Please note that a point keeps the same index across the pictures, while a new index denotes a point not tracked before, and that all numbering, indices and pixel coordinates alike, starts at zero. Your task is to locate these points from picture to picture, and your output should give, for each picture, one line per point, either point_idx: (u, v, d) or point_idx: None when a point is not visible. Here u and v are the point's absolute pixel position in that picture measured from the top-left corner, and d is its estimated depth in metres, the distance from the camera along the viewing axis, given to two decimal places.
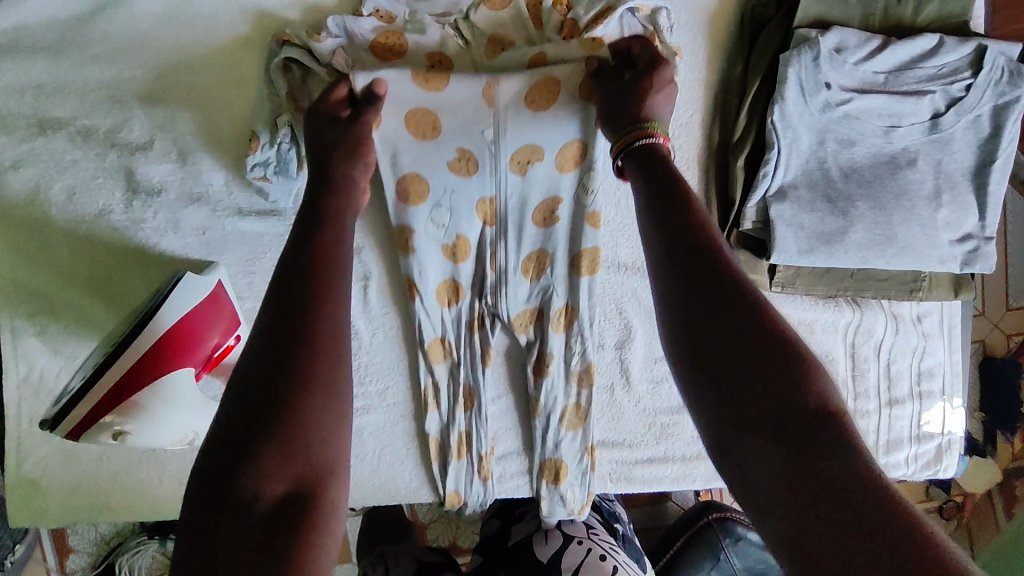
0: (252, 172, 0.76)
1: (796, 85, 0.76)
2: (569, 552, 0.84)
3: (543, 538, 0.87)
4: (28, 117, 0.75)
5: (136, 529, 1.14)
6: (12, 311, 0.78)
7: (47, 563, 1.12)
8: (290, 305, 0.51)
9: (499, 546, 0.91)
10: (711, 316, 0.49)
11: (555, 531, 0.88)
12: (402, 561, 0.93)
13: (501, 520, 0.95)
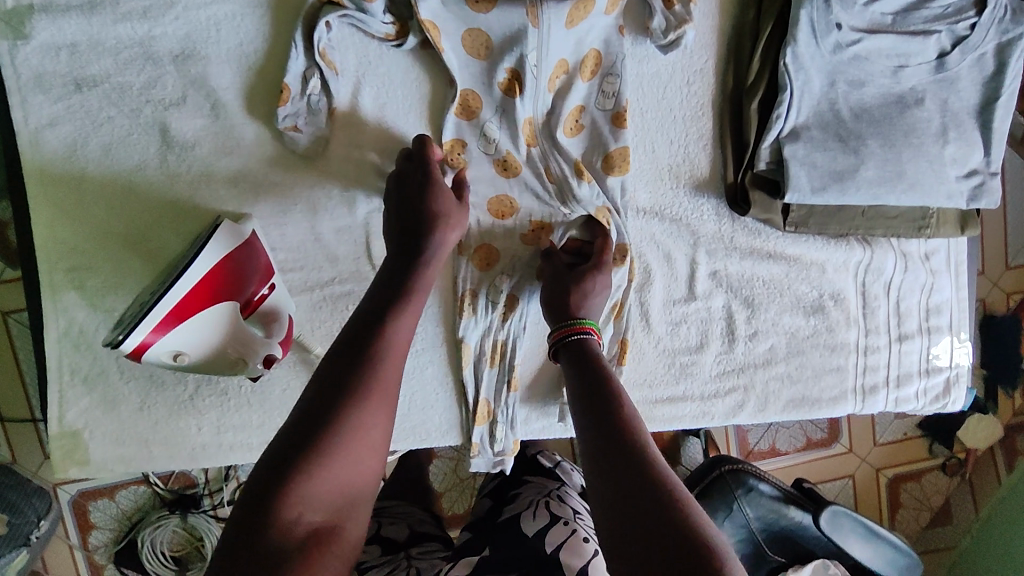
0: (284, 122, 0.79)
1: (808, 26, 0.79)
2: (553, 530, 0.83)
3: (531, 515, 0.87)
4: (64, 75, 0.78)
5: (157, 504, 1.19)
6: (51, 267, 0.80)
7: (71, 537, 1.18)
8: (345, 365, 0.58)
9: (489, 518, 0.90)
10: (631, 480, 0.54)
11: (542, 512, 0.87)
12: (396, 524, 0.94)
13: (495, 499, 0.95)
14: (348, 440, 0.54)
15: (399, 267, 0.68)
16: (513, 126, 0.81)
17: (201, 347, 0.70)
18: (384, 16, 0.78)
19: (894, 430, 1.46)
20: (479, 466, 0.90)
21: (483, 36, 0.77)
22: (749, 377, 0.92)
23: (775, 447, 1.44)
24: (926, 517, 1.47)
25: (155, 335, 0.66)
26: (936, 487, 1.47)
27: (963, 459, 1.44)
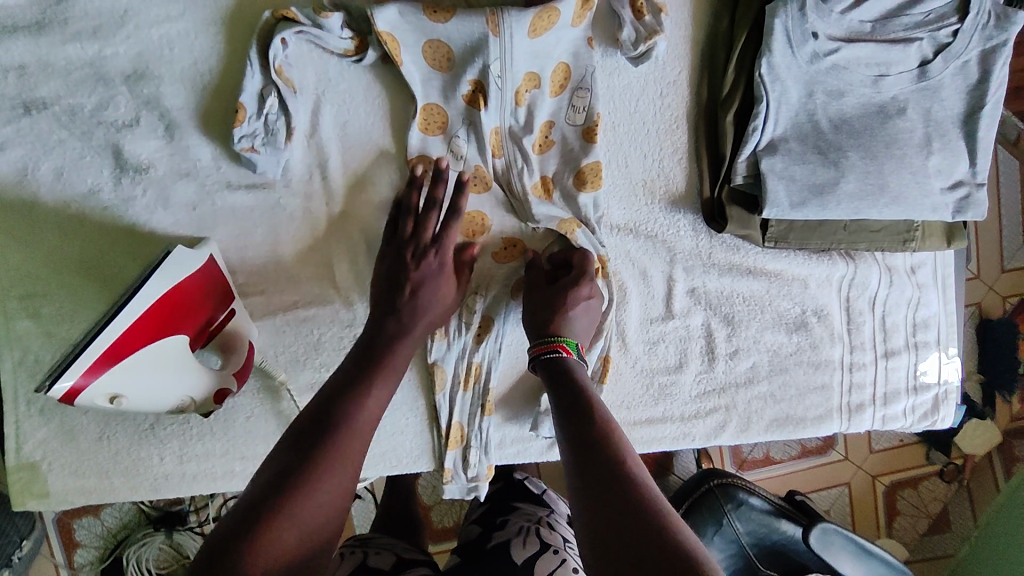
0: (239, 144, 0.75)
1: (783, 36, 0.76)
2: (543, 560, 0.83)
3: (520, 543, 0.86)
4: (11, 98, 0.75)
5: (143, 521, 1.17)
6: (4, 296, 0.78)
7: (56, 557, 1.15)
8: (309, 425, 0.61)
9: (476, 547, 0.88)
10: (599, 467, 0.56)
11: (532, 539, 0.86)
12: (382, 552, 0.90)
13: (482, 523, 0.93)
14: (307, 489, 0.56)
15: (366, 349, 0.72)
16: (480, 138, 0.79)
17: (139, 385, 0.67)
18: (342, 30, 0.75)
19: (891, 437, 1.43)
20: (452, 492, 0.87)
21: (444, 48, 0.75)
22: (731, 397, 0.89)
23: (769, 456, 1.41)
24: (925, 524, 1.44)
25: (87, 379, 0.63)
26: (934, 495, 1.43)
27: (960, 466, 1.40)
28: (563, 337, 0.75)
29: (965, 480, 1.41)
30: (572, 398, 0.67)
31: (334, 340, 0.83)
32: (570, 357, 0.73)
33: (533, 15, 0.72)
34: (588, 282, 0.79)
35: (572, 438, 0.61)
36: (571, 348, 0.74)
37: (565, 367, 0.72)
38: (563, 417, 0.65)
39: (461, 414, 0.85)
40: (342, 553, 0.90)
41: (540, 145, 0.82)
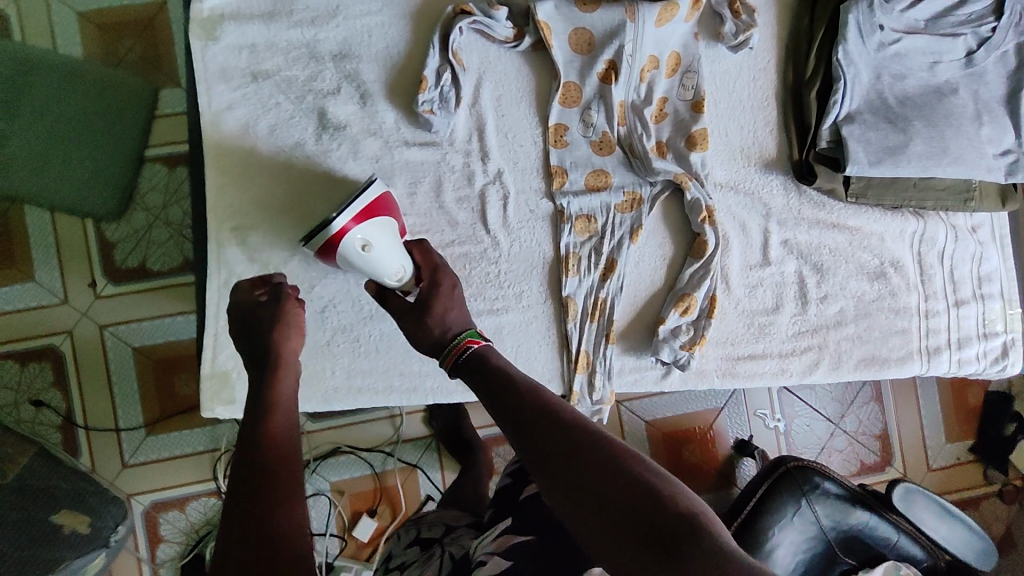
0: (423, 106, 0.95)
1: (856, 28, 0.95)
2: None
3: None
4: (243, 69, 0.95)
5: None
6: (218, 227, 0.93)
7: (141, 550, 1.23)
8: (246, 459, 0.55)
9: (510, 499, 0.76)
10: (559, 450, 0.54)
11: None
12: (432, 525, 0.89)
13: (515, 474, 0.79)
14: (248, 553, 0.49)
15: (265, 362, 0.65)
16: (609, 108, 0.98)
17: (382, 241, 0.81)
18: (505, 22, 0.96)
19: (948, 456, 1.60)
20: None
21: (587, 34, 0.95)
22: (823, 337, 1.01)
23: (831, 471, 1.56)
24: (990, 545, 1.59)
25: (353, 223, 0.80)
26: (997, 515, 1.60)
27: (1019, 486, 1.60)
28: (468, 332, 0.68)
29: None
30: (500, 394, 0.60)
31: (483, 274, 0.97)
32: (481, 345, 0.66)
33: (659, 10, 0.93)
34: (447, 274, 0.76)
35: (517, 428, 0.57)
36: (478, 337, 0.67)
37: (479, 355, 0.65)
38: (503, 413, 0.59)
39: (585, 340, 0.97)
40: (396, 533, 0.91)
41: (658, 116, 0.99)
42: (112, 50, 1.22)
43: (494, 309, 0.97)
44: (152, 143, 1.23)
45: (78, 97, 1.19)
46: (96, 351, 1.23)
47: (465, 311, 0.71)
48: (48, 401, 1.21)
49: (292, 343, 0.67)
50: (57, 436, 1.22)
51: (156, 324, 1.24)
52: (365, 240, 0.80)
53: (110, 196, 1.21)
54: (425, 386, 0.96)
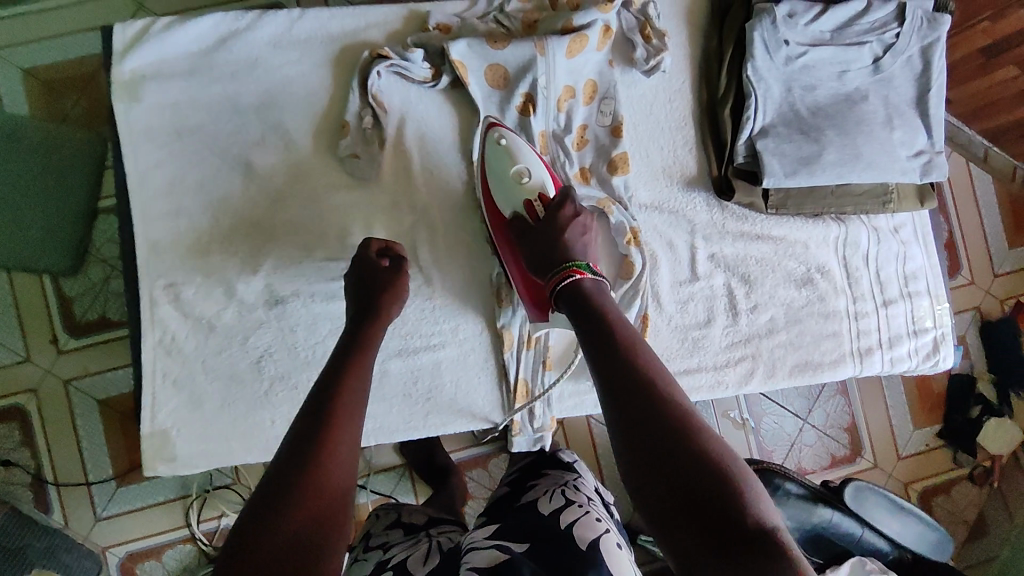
0: (348, 150, 0.97)
1: (762, 44, 0.98)
2: (568, 510, 0.83)
3: (546, 498, 0.86)
4: (167, 127, 0.96)
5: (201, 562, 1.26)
6: (151, 284, 0.95)
7: None
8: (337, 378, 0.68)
9: (504, 503, 0.89)
10: (639, 412, 0.65)
11: (556, 495, 0.86)
12: (414, 512, 1.02)
13: (510, 486, 0.94)
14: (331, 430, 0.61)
15: (374, 301, 0.83)
16: (530, 140, 1.00)
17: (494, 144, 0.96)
18: (422, 63, 0.98)
19: (918, 443, 1.63)
20: (522, 444, 1.01)
21: (502, 70, 0.98)
22: (756, 346, 1.04)
23: (802, 467, 1.57)
24: (963, 530, 1.62)
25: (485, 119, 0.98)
26: (970, 500, 1.62)
27: (988, 468, 1.62)
28: (574, 262, 0.86)
29: (995, 481, 1.62)
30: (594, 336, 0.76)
31: (417, 311, 0.99)
32: (586, 282, 0.83)
33: (569, 42, 0.96)
34: (584, 219, 0.92)
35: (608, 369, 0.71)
36: (583, 270, 0.85)
37: (581, 292, 0.82)
38: (593, 349, 0.75)
39: (523, 367, 1.00)
40: (375, 513, 1.02)
41: (579, 143, 1.02)
42: (55, 109, 1.23)
43: (431, 345, 0.99)
44: (101, 195, 1.24)
45: (25, 155, 1.20)
46: (62, 407, 1.23)
47: (590, 253, 0.89)
48: (15, 460, 1.21)
49: (395, 307, 0.85)
50: (28, 495, 1.21)
51: (116, 376, 1.25)
52: (504, 143, 0.95)
53: (62, 253, 1.21)
54: (367, 428, 0.98)
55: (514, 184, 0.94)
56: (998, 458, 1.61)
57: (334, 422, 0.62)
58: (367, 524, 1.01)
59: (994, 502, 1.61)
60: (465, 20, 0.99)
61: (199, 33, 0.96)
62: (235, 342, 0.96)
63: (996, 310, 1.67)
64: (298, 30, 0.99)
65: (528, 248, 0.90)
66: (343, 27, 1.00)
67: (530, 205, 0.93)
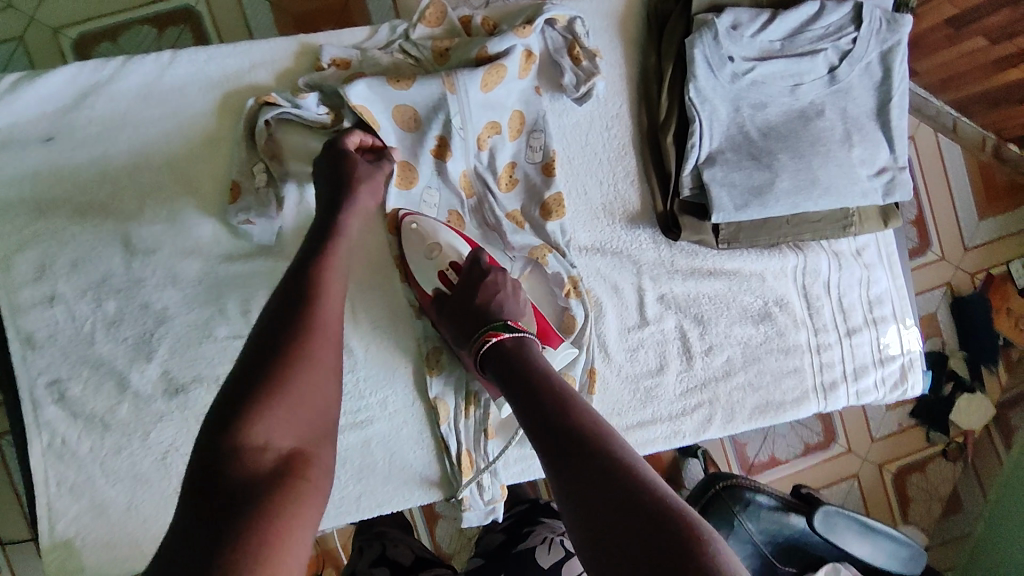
0: (238, 216, 0.85)
1: (704, 62, 0.87)
2: (568, 564, 0.88)
3: (545, 550, 0.89)
4: (27, 202, 0.83)
5: None
6: (30, 383, 0.83)
7: None
8: (295, 294, 0.64)
9: (502, 554, 0.92)
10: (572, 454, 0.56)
11: (557, 545, 0.90)
12: (398, 545, 1.01)
13: (507, 533, 0.96)
14: (300, 351, 0.59)
15: (340, 191, 0.76)
16: (450, 185, 0.89)
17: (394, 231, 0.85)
18: (319, 107, 0.84)
19: (891, 424, 1.58)
20: (473, 519, 0.92)
21: (410, 110, 0.84)
22: (712, 391, 0.96)
23: (775, 456, 1.54)
24: (938, 507, 1.58)
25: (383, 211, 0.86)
26: (943, 476, 1.59)
27: (962, 444, 1.56)
28: (493, 322, 0.78)
29: (969, 457, 1.56)
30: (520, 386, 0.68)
31: None
32: (508, 342, 0.75)
33: (484, 73, 0.83)
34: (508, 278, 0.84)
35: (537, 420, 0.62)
36: (500, 330, 0.76)
37: (504, 351, 0.74)
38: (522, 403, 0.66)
39: (462, 438, 0.90)
40: (358, 546, 1.01)
41: (506, 182, 0.91)
42: None
43: (358, 422, 0.90)
44: None
45: None
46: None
47: (512, 312, 0.80)
48: None
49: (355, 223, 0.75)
50: None
51: None
52: (419, 229, 0.84)
53: None
54: None
55: (427, 259, 0.84)
56: (971, 435, 1.54)
57: (301, 335, 0.60)
58: (350, 561, 1.00)
59: (967, 478, 1.56)
60: (366, 51, 0.87)
61: (53, 91, 0.82)
62: (135, 440, 0.86)
63: (967, 285, 1.55)
64: (171, 77, 0.86)
65: (454, 325, 0.82)
66: (225, 70, 0.87)
67: (444, 275, 0.84)
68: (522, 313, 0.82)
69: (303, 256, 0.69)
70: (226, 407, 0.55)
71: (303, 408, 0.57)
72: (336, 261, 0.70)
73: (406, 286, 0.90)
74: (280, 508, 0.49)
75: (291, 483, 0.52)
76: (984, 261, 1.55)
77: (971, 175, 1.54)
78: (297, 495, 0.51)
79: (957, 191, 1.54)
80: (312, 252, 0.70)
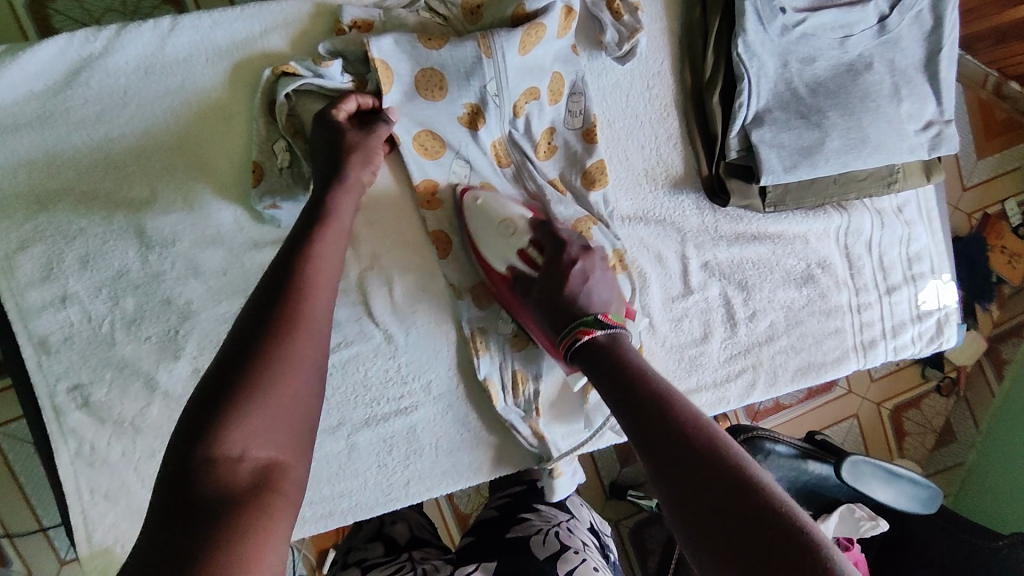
0: (264, 202, 0.78)
1: (754, 15, 0.81)
2: (564, 558, 0.72)
3: (540, 542, 0.76)
4: (24, 194, 0.74)
5: None
6: (49, 391, 0.77)
7: None
8: (278, 281, 0.58)
9: (495, 533, 0.80)
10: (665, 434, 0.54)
11: (552, 537, 0.76)
12: (397, 521, 0.88)
13: (501, 513, 0.85)
14: (282, 339, 0.53)
15: (332, 166, 0.70)
16: (485, 155, 0.83)
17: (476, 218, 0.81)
18: (342, 76, 0.77)
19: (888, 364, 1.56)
20: (564, 486, 0.87)
21: (438, 75, 0.77)
22: (756, 356, 0.94)
23: (779, 403, 1.52)
24: (931, 439, 1.57)
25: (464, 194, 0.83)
26: (936, 410, 1.58)
27: (955, 378, 1.55)
28: (581, 318, 0.72)
29: (961, 390, 1.56)
30: (611, 374, 0.65)
31: (380, 374, 0.85)
32: (602, 337, 0.70)
33: (524, 32, 0.75)
34: (586, 264, 0.78)
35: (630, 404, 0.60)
36: (593, 326, 0.71)
37: (601, 350, 0.69)
38: (614, 390, 0.63)
39: (516, 410, 0.87)
40: (356, 522, 0.90)
41: (544, 149, 0.86)
42: None
43: (403, 409, 0.86)
44: None
45: None
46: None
47: (601, 303, 0.75)
48: None
49: (347, 202, 0.69)
50: None
51: None
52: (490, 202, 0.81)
53: None
54: (342, 507, 0.87)
55: (506, 237, 0.80)
56: (963, 367, 1.53)
57: (285, 325, 0.54)
58: (346, 537, 0.88)
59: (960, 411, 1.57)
60: (388, 9, 0.79)
61: (40, 67, 0.73)
62: (169, 442, 0.81)
63: (964, 227, 1.50)
64: (173, 47, 0.77)
65: (545, 320, 0.76)
66: (231, 36, 0.78)
67: (525, 255, 0.79)
68: (608, 302, 0.77)
69: (293, 239, 0.63)
70: (198, 412, 0.48)
71: (288, 412, 0.50)
72: (326, 248, 0.63)
73: (443, 264, 0.86)
74: (257, 526, 0.42)
75: (271, 499, 0.45)
76: (981, 201, 1.51)
77: (971, 114, 1.48)
78: (277, 511, 0.44)
79: (959, 132, 1.48)
80: (299, 235, 0.64)
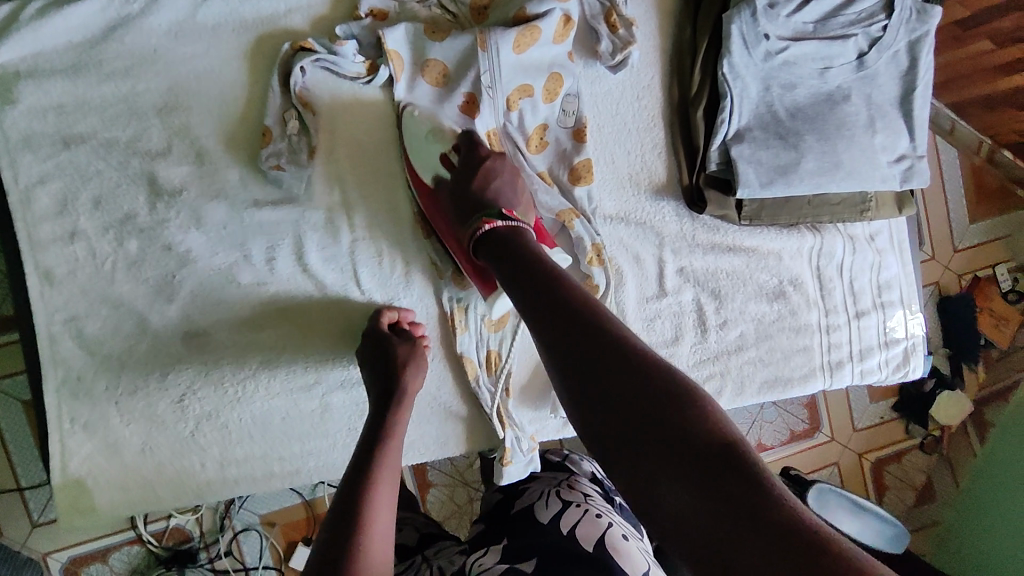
0: (269, 162, 0.84)
1: (740, 39, 0.88)
2: (567, 514, 0.79)
3: (543, 506, 0.82)
4: (51, 135, 0.81)
5: (151, 564, 1.12)
6: (46, 319, 0.81)
7: None
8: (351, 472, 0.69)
9: (501, 513, 0.86)
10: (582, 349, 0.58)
11: (555, 498, 0.82)
12: (404, 529, 0.92)
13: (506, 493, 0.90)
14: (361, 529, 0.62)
15: (391, 355, 0.81)
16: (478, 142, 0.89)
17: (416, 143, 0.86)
18: (354, 55, 0.85)
19: (872, 415, 1.54)
20: (514, 473, 0.89)
21: (441, 65, 0.85)
22: (724, 364, 0.97)
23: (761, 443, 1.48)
24: (911, 495, 1.54)
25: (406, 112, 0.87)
26: (917, 465, 1.55)
27: (938, 437, 1.54)
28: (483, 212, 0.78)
29: (944, 449, 1.54)
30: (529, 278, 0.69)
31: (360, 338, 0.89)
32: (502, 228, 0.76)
33: (521, 32, 0.83)
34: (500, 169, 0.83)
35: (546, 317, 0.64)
36: (493, 218, 0.77)
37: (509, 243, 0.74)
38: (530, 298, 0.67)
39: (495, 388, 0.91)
40: None
41: (536, 143, 0.91)
42: None
43: None
44: None
45: None
46: None
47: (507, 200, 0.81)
48: None
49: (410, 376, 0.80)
50: None
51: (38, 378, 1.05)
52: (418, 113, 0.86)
53: None
54: (309, 466, 0.92)
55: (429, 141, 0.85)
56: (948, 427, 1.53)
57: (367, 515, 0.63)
58: None
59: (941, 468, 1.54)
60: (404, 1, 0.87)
61: (80, 20, 0.80)
62: (152, 381, 0.84)
63: (954, 286, 1.54)
64: (204, 15, 0.84)
65: (453, 214, 0.82)
66: (258, 12, 0.86)
67: (446, 158, 0.85)
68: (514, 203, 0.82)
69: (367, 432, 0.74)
70: None
71: None
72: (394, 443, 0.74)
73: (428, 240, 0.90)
74: None
75: None
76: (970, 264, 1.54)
77: (964, 173, 1.53)
78: None
79: (950, 190, 1.54)
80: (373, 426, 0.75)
